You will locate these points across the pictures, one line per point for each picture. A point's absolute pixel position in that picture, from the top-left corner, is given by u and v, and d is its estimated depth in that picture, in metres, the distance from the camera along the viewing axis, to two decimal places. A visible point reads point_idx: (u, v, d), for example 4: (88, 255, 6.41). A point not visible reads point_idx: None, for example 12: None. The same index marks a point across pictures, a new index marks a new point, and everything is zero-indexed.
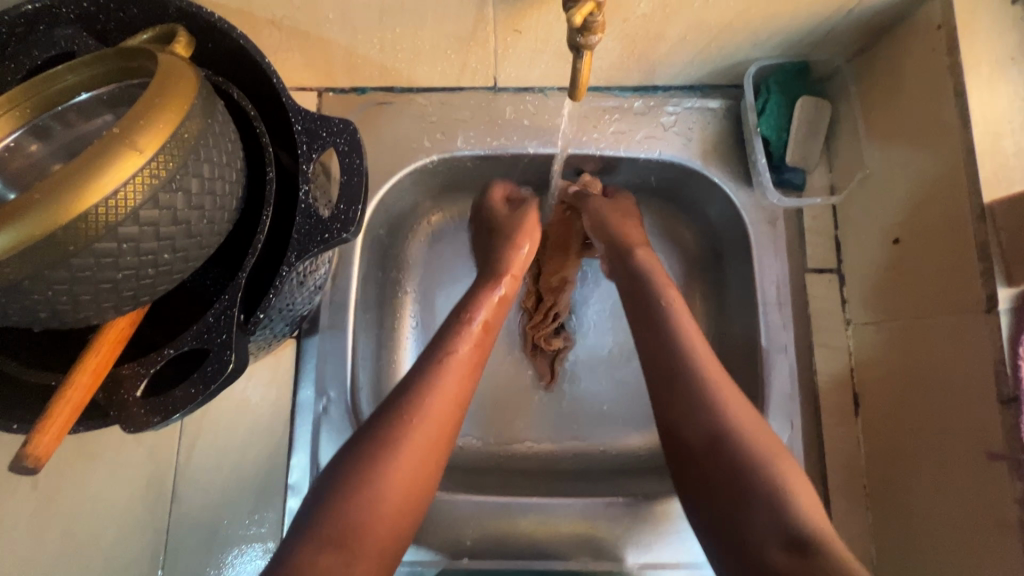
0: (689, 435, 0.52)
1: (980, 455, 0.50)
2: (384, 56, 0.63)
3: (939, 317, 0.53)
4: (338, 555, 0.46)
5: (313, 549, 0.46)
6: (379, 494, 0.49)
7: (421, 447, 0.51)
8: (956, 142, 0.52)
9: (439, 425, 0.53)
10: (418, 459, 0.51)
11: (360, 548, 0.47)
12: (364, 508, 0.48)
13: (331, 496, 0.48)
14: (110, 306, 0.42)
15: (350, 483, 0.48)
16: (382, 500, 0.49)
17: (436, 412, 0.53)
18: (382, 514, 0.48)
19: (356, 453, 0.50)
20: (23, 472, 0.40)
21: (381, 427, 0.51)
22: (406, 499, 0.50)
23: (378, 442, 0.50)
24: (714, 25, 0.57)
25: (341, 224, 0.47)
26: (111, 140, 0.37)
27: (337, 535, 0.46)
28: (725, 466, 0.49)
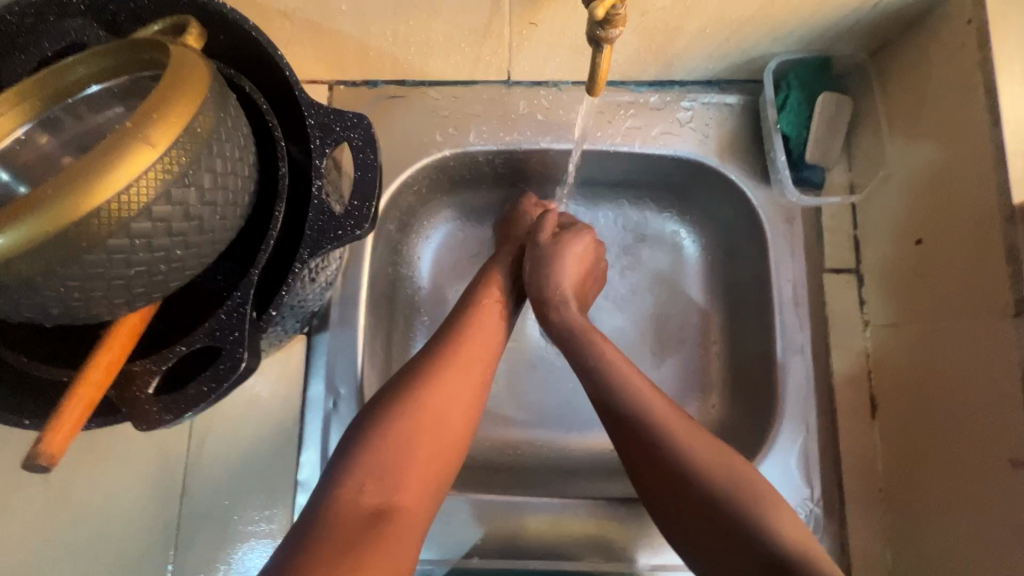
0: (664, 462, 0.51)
1: (1003, 462, 0.48)
2: (397, 49, 0.62)
3: (963, 320, 0.52)
4: (381, 489, 0.48)
5: (359, 485, 0.47)
6: (419, 438, 0.51)
7: (459, 390, 0.54)
8: (985, 140, 0.50)
9: (471, 377, 0.56)
10: (455, 407, 0.54)
11: (400, 487, 0.49)
12: (406, 447, 0.50)
13: (370, 438, 0.50)
14: (122, 302, 0.41)
15: (393, 425, 0.50)
16: (422, 440, 0.51)
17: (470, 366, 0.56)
18: (421, 454, 0.50)
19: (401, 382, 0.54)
20: (35, 470, 0.39)
21: (416, 377, 0.54)
22: (445, 442, 0.52)
23: (416, 387, 0.53)
24: (735, 18, 0.56)
25: (354, 221, 0.46)
26: (123, 135, 0.36)
27: (380, 473, 0.48)
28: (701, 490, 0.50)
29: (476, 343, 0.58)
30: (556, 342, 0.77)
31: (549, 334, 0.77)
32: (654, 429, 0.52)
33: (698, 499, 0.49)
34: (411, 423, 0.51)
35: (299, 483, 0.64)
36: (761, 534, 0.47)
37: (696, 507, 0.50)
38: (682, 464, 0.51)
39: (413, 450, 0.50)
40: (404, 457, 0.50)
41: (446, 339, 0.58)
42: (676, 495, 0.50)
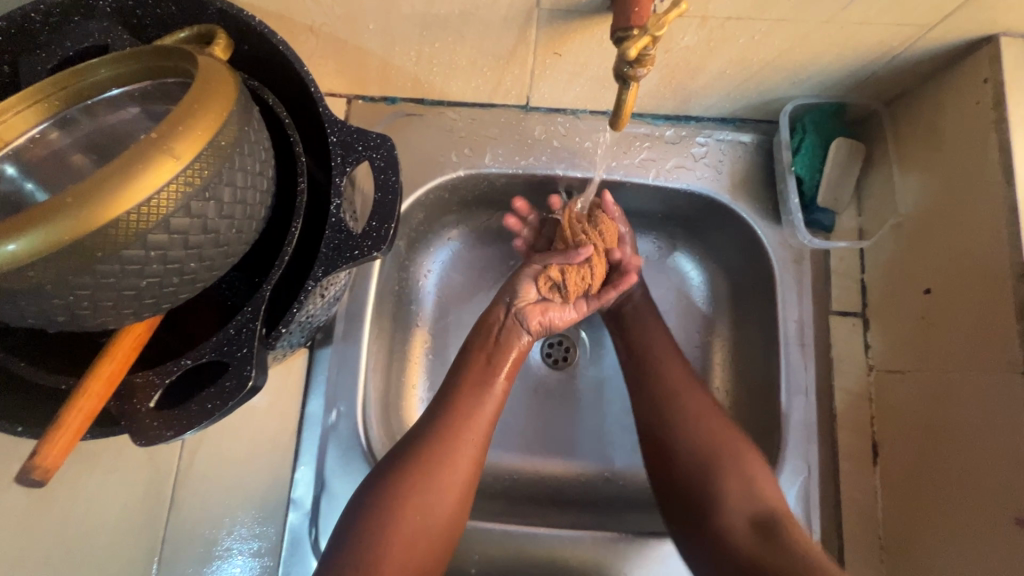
0: (679, 449, 0.60)
1: (1008, 518, 0.49)
2: (419, 68, 0.62)
3: (970, 373, 0.52)
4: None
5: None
6: (404, 545, 0.52)
7: (452, 485, 0.55)
8: (998, 197, 0.51)
9: (460, 471, 0.56)
10: (438, 503, 0.54)
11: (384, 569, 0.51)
12: (392, 541, 0.52)
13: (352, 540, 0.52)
14: (129, 313, 0.40)
15: (372, 522, 0.52)
16: (411, 542, 0.53)
17: (459, 458, 0.56)
18: (402, 541, 0.53)
19: (391, 471, 0.55)
20: (30, 485, 0.38)
21: (410, 459, 0.55)
22: (432, 537, 0.54)
23: (404, 492, 0.54)
24: (757, 61, 0.57)
25: (372, 242, 0.46)
26: (148, 146, 0.35)
27: (361, 572, 0.50)
28: (669, 448, 0.60)
29: (472, 429, 0.58)
30: (557, 368, 0.76)
31: (552, 361, 0.76)
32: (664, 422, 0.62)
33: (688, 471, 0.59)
34: (395, 529, 0.53)
35: (292, 501, 0.62)
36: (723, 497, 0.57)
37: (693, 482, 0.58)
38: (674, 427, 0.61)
39: (396, 555, 0.52)
40: (387, 561, 0.51)
41: (437, 430, 0.57)
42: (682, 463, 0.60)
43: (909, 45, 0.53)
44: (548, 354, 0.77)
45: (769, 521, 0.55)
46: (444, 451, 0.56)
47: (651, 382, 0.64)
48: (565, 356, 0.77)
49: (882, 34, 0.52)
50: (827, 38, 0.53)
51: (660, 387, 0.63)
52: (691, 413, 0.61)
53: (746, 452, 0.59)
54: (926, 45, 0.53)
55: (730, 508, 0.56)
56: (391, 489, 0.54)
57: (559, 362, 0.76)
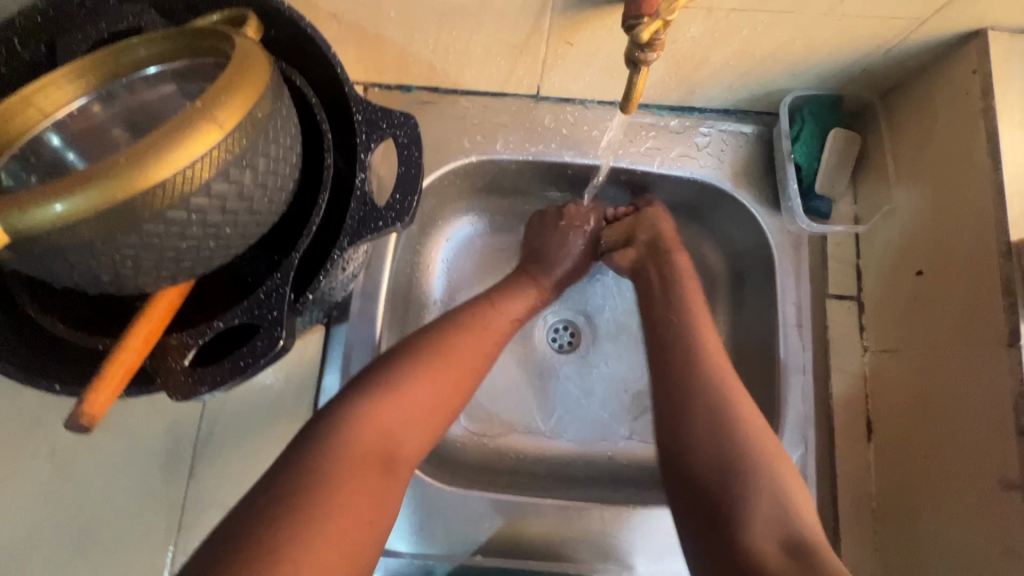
0: (707, 445, 0.55)
1: (994, 484, 0.51)
2: (436, 57, 0.64)
3: (958, 348, 0.55)
4: (375, 457, 0.51)
5: (347, 445, 0.50)
6: (413, 416, 0.54)
7: (458, 366, 0.59)
8: (985, 181, 0.54)
9: (471, 365, 0.60)
10: (448, 386, 0.57)
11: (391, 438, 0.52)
12: (400, 414, 0.53)
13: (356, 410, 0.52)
14: (167, 275, 0.43)
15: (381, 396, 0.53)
16: (418, 415, 0.55)
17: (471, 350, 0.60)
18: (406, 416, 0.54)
19: (406, 353, 0.57)
20: (75, 431, 0.40)
21: (429, 344, 0.59)
22: (442, 412, 0.57)
23: (411, 370, 0.56)
24: (758, 53, 0.60)
25: (395, 214, 0.48)
26: (192, 113, 0.38)
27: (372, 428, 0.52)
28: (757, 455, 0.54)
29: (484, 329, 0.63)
30: (562, 351, 0.78)
31: (557, 344, 0.79)
32: (716, 413, 0.56)
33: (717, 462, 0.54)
34: (403, 400, 0.54)
35: None
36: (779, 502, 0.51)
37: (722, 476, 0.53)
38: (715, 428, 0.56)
39: (400, 423, 0.53)
40: (391, 426, 0.53)
41: (451, 331, 0.61)
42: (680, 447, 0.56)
43: (902, 38, 0.56)
44: (555, 337, 0.79)
45: (798, 544, 0.48)
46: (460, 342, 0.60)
47: (699, 392, 0.58)
48: (570, 339, 0.79)
49: (876, 27, 0.55)
50: (824, 31, 0.56)
51: (717, 388, 0.58)
52: (739, 417, 0.56)
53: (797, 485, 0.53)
54: (919, 38, 0.56)
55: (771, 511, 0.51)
56: (403, 368, 0.56)
57: (565, 345, 0.79)
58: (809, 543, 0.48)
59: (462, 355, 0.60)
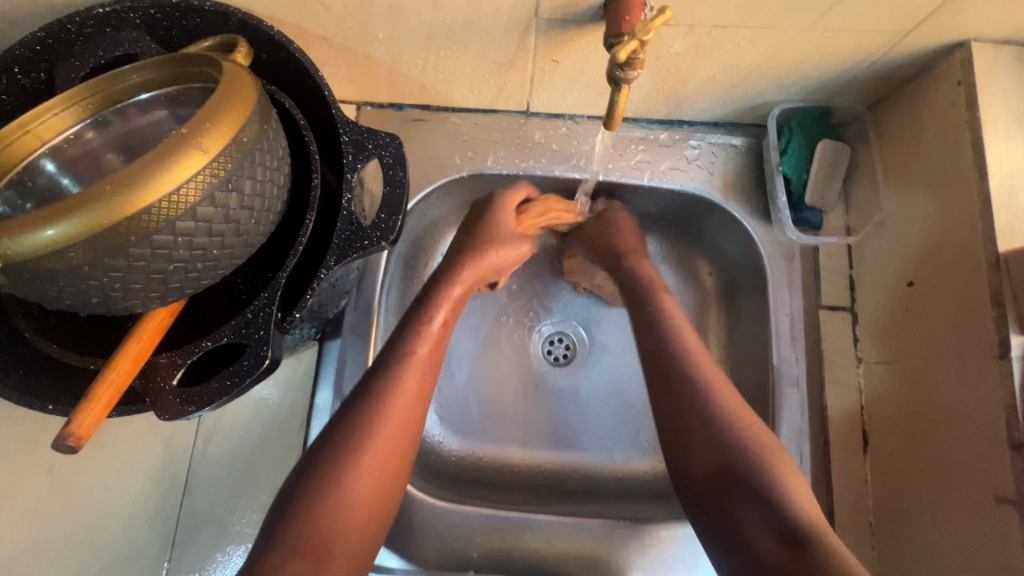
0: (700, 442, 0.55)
1: (988, 498, 0.50)
2: (426, 76, 0.65)
3: (950, 361, 0.55)
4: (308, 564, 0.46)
5: (281, 558, 0.45)
6: (344, 504, 0.49)
7: (389, 442, 0.53)
8: (973, 192, 0.54)
9: (399, 428, 0.53)
10: (381, 464, 0.52)
11: (329, 546, 0.47)
12: (335, 511, 0.49)
13: (293, 510, 0.48)
14: (156, 296, 0.44)
15: (306, 499, 0.48)
16: (352, 500, 0.50)
17: (398, 412, 0.54)
18: (347, 508, 0.49)
19: (328, 439, 0.52)
20: (63, 452, 0.41)
21: (352, 415, 0.53)
22: (377, 485, 0.51)
23: (335, 455, 0.50)
24: (743, 67, 0.60)
25: (380, 233, 0.49)
26: (177, 140, 0.38)
27: (304, 544, 0.47)
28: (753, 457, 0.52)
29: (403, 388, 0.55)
30: (557, 364, 0.78)
31: (552, 358, 0.79)
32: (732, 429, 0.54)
33: (721, 465, 0.53)
34: (328, 498, 0.49)
35: None
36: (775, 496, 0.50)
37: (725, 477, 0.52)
38: (708, 429, 0.55)
39: (335, 515, 0.48)
40: (326, 522, 0.48)
41: (365, 395, 0.54)
42: (733, 498, 0.51)
43: (886, 50, 0.57)
44: (550, 351, 0.79)
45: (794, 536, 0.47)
46: (384, 408, 0.53)
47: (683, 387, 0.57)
48: (566, 352, 0.79)
49: (859, 40, 0.55)
50: (806, 45, 0.56)
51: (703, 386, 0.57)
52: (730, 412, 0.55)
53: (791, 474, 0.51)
54: (904, 50, 0.57)
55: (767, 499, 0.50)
56: (327, 458, 0.50)
57: (560, 358, 0.79)
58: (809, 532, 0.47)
59: (387, 423, 0.53)
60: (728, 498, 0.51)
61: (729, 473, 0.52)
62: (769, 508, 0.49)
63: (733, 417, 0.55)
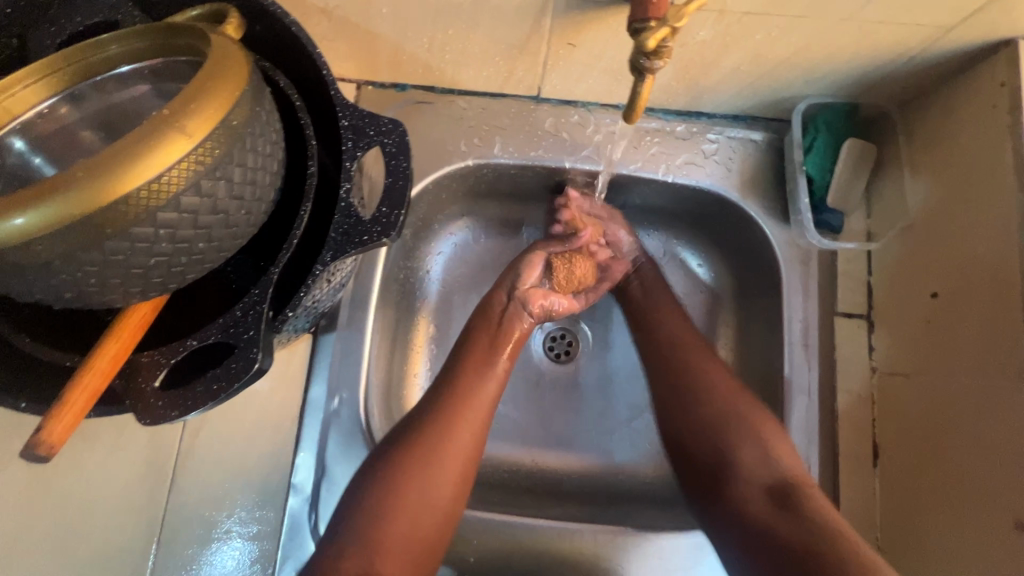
0: (697, 416, 0.60)
1: (1007, 523, 0.49)
2: (431, 56, 0.61)
3: (974, 378, 0.52)
4: (365, 560, 0.49)
5: (343, 549, 0.50)
6: (399, 512, 0.52)
7: (448, 461, 0.54)
8: (1010, 203, 0.51)
9: (461, 445, 0.55)
10: (440, 484, 0.54)
11: (385, 554, 0.50)
12: (394, 516, 0.52)
13: (356, 512, 0.52)
14: (137, 291, 0.40)
15: (372, 499, 0.52)
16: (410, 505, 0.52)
17: (459, 436, 0.56)
18: (404, 520, 0.52)
19: (391, 450, 0.55)
20: (33, 460, 0.38)
21: (415, 431, 0.55)
22: (421, 533, 0.52)
23: (400, 468, 0.53)
24: (772, 59, 0.56)
25: (381, 228, 0.45)
26: (159, 123, 0.35)
27: (366, 543, 0.50)
28: (729, 440, 0.58)
29: (468, 412, 0.57)
30: (559, 362, 0.76)
31: (553, 355, 0.76)
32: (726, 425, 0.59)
33: (716, 450, 0.59)
34: (392, 503, 0.52)
35: (293, 485, 0.62)
36: (759, 451, 0.57)
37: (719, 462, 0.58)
38: (696, 415, 0.60)
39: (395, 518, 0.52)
40: (387, 522, 0.51)
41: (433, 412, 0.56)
42: (720, 465, 0.58)
43: (926, 46, 0.53)
44: (551, 347, 0.77)
45: (786, 487, 0.55)
46: (447, 426, 0.56)
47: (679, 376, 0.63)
48: (567, 350, 0.77)
49: (900, 34, 0.51)
50: (842, 38, 0.53)
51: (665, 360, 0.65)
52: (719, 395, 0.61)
53: (782, 446, 0.57)
54: (945, 47, 0.53)
55: (751, 471, 0.57)
56: (396, 464, 0.53)
57: (562, 356, 0.76)
58: (793, 486, 0.55)
59: (449, 442, 0.55)
60: (712, 448, 0.59)
61: (719, 463, 0.58)
62: (733, 451, 0.58)
63: (714, 370, 0.62)
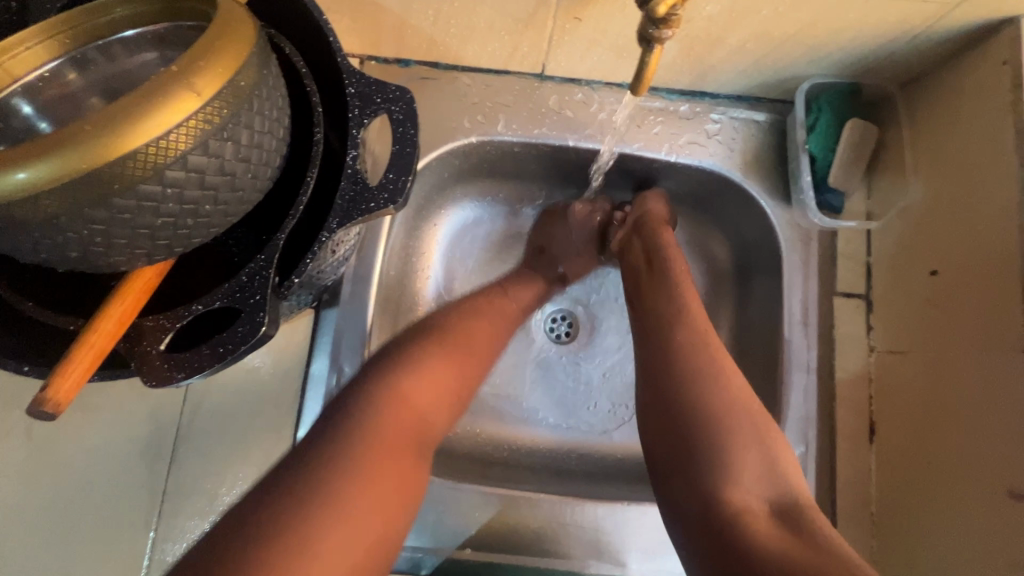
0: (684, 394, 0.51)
1: (1001, 494, 0.50)
2: (436, 30, 0.61)
3: (970, 354, 0.53)
4: (364, 454, 0.46)
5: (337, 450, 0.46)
6: (396, 418, 0.50)
7: (448, 373, 0.56)
8: (1010, 181, 0.51)
9: (461, 364, 0.57)
10: (436, 393, 0.54)
11: (380, 449, 0.47)
12: (391, 422, 0.49)
13: (350, 414, 0.49)
14: (142, 253, 0.40)
15: (367, 407, 0.49)
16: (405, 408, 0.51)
17: (462, 351, 0.58)
18: (399, 424, 0.50)
19: (385, 365, 0.54)
20: (42, 418, 0.38)
21: (414, 345, 0.56)
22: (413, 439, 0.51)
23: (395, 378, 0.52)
24: (778, 36, 0.56)
25: (388, 195, 0.45)
26: (166, 78, 0.34)
27: (359, 437, 0.47)
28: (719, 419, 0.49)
29: (472, 331, 0.60)
30: (560, 342, 0.76)
31: (555, 335, 0.76)
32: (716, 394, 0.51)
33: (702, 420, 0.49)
34: (388, 407, 0.50)
35: None
36: (751, 441, 0.48)
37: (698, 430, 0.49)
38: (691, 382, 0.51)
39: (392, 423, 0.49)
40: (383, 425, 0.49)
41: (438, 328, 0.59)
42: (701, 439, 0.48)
43: (931, 24, 0.53)
44: (553, 328, 0.77)
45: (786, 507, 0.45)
46: (450, 342, 0.58)
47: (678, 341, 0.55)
48: (569, 330, 0.77)
49: (905, 11, 0.52)
50: (848, 14, 0.53)
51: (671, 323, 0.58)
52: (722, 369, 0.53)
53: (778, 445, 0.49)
54: (949, 25, 0.53)
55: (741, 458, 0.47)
56: (393, 375, 0.52)
57: (563, 336, 0.76)
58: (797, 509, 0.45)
59: (447, 355, 0.56)
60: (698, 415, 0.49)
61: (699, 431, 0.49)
62: (707, 425, 0.49)
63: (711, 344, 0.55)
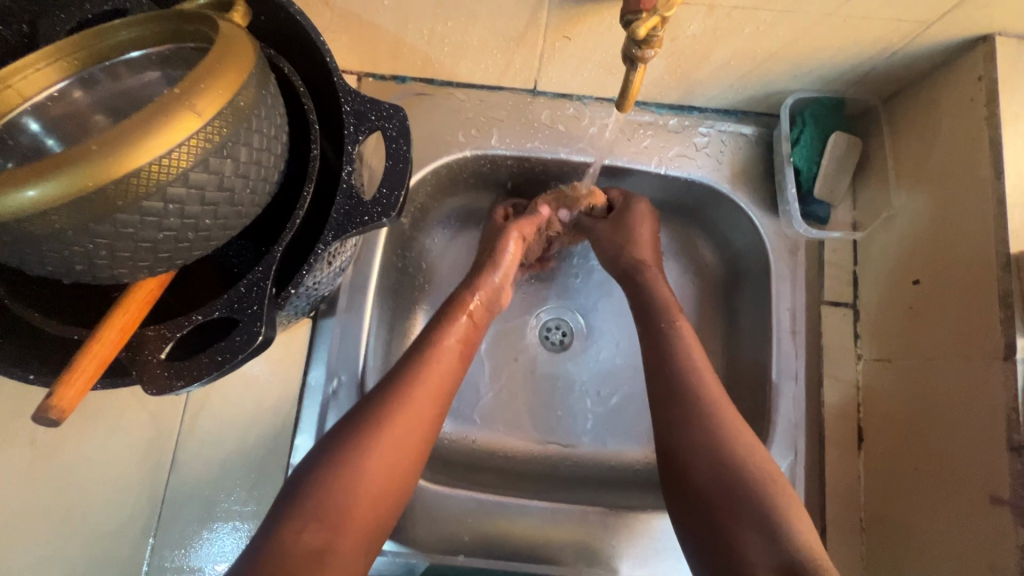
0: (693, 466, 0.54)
1: (983, 498, 0.51)
2: (431, 48, 0.63)
3: (952, 360, 0.54)
4: (324, 529, 0.48)
5: (297, 527, 0.48)
6: (355, 491, 0.50)
7: (406, 433, 0.54)
8: (987, 193, 0.53)
9: (417, 420, 0.54)
10: (395, 458, 0.53)
11: (342, 522, 0.49)
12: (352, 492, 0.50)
13: (309, 487, 0.49)
14: (145, 265, 0.42)
15: (330, 478, 0.50)
16: (365, 482, 0.51)
17: (418, 407, 0.55)
18: (360, 494, 0.50)
19: (345, 428, 0.53)
20: (45, 425, 0.39)
21: (373, 403, 0.54)
22: (374, 509, 0.51)
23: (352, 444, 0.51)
24: (761, 53, 0.58)
25: (382, 208, 0.47)
26: (169, 100, 0.36)
27: (320, 514, 0.48)
28: (732, 484, 0.52)
29: (425, 380, 0.56)
30: (554, 350, 0.77)
31: (549, 343, 0.78)
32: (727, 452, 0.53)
33: (719, 488, 0.52)
34: (347, 476, 0.50)
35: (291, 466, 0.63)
36: (765, 503, 0.51)
37: (715, 497, 0.52)
38: (702, 452, 0.54)
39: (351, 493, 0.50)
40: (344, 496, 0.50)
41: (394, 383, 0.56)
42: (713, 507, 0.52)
43: (908, 42, 0.55)
44: (548, 336, 0.78)
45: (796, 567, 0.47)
46: (407, 398, 0.55)
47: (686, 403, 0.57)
48: (563, 339, 0.78)
49: (882, 29, 0.53)
50: (827, 32, 0.54)
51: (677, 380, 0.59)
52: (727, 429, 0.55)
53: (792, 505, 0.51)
54: (926, 42, 0.55)
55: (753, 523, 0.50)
56: (352, 443, 0.52)
57: (557, 344, 0.78)
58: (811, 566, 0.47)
59: (405, 411, 0.54)
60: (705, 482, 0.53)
61: (716, 497, 0.52)
62: (717, 489, 0.52)
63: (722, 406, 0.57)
